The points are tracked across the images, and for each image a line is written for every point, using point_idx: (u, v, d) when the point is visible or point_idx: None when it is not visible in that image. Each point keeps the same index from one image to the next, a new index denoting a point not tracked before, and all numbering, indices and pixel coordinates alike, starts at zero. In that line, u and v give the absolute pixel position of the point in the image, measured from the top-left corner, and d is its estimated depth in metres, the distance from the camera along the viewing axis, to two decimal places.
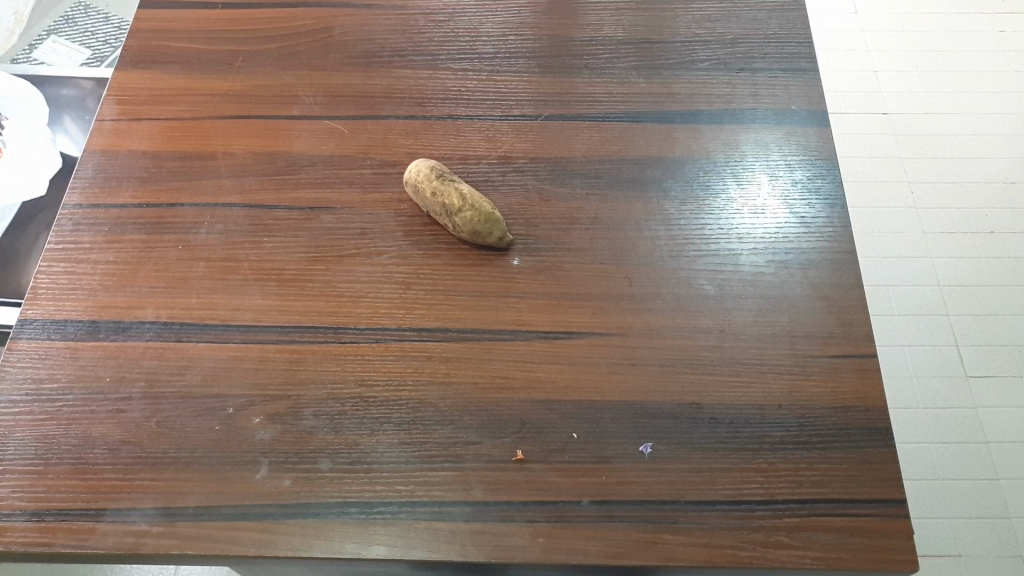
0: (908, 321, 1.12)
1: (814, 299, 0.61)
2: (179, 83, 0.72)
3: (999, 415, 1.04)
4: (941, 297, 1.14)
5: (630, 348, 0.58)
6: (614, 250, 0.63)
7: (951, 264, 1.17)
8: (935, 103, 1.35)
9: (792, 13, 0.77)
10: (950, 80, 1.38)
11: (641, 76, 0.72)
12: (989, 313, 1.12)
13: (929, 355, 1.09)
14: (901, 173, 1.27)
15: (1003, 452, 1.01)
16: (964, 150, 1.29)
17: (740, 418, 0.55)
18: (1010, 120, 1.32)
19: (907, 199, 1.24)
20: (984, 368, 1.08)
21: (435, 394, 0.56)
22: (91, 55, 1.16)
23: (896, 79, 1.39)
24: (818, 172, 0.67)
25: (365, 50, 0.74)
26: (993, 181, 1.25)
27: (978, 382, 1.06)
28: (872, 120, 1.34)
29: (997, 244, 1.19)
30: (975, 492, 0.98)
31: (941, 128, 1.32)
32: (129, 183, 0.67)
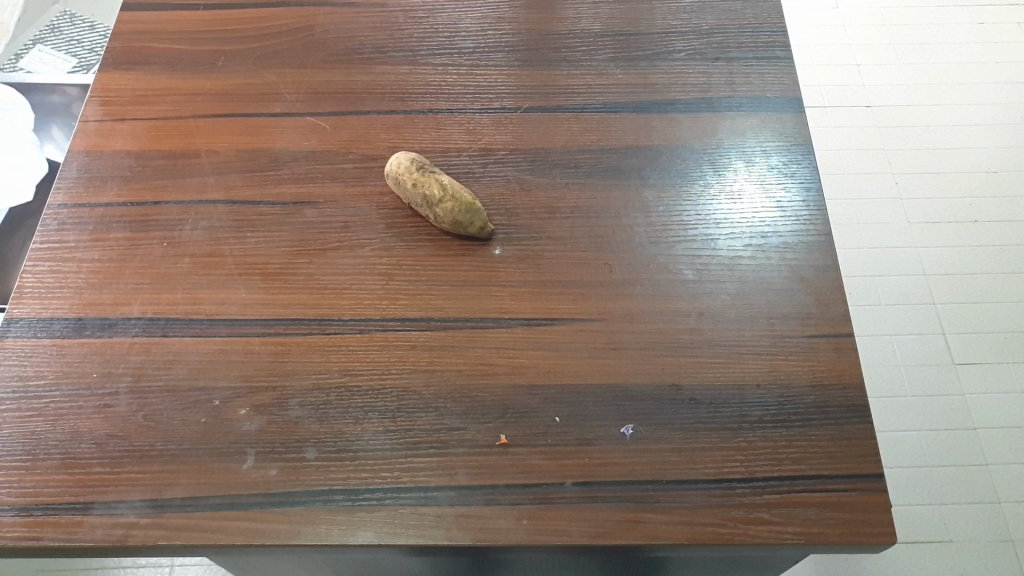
0: (893, 310, 1.13)
1: (792, 281, 0.61)
2: (163, 83, 0.73)
3: (986, 401, 1.05)
4: (926, 285, 1.15)
5: (611, 333, 0.59)
6: (595, 238, 0.63)
7: (935, 253, 1.18)
8: (916, 95, 1.37)
9: (766, 3, 0.78)
10: (930, 72, 1.40)
11: (618, 67, 0.73)
12: (974, 300, 1.13)
13: (915, 342, 1.10)
14: (884, 164, 1.28)
15: (990, 438, 1.02)
16: (946, 140, 1.31)
17: (720, 398, 0.56)
18: (991, 110, 1.34)
19: (890, 189, 1.26)
20: (970, 355, 1.09)
21: (419, 382, 0.57)
22: (78, 64, 1.17)
23: (878, 72, 1.40)
24: (795, 157, 0.67)
25: (346, 47, 0.75)
26: (975, 170, 1.27)
27: (963, 368, 1.07)
28: (854, 113, 1.35)
29: (980, 232, 1.20)
30: (964, 478, 0.99)
31: (923, 119, 1.33)
32: (113, 183, 0.67)
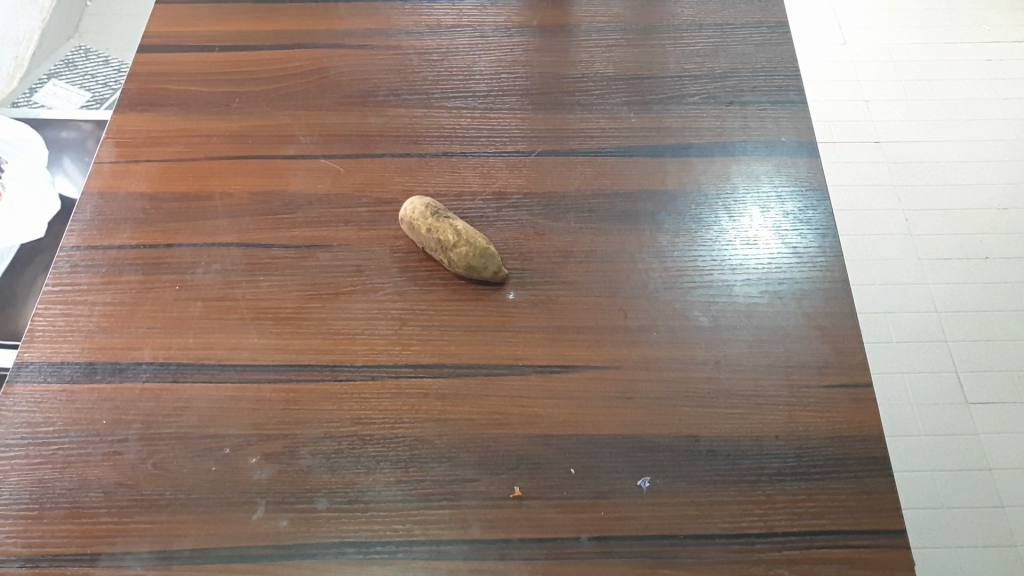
0: (907, 348, 1.12)
1: (808, 328, 0.61)
2: (178, 124, 0.73)
3: (1000, 441, 1.03)
4: (938, 323, 1.14)
5: (627, 382, 0.58)
6: (609, 283, 0.63)
7: (948, 290, 1.17)
8: (926, 134, 1.36)
9: (779, 47, 0.75)
10: (939, 109, 1.40)
11: (632, 111, 0.72)
12: (985, 337, 1.12)
13: (929, 381, 1.09)
14: (894, 202, 1.28)
15: (1003, 478, 1.00)
16: (956, 178, 1.30)
17: (738, 450, 0.55)
18: (999, 148, 1.33)
19: (902, 226, 1.25)
20: (983, 394, 1.07)
21: (431, 432, 0.56)
22: (92, 98, 1.18)
23: (888, 109, 1.40)
24: (810, 203, 0.67)
25: (360, 90, 0.74)
26: (985, 207, 1.26)
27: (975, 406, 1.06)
28: (865, 150, 1.35)
29: (993, 269, 1.19)
30: (981, 520, 0.97)
31: (933, 157, 1.33)
32: (127, 225, 0.67)
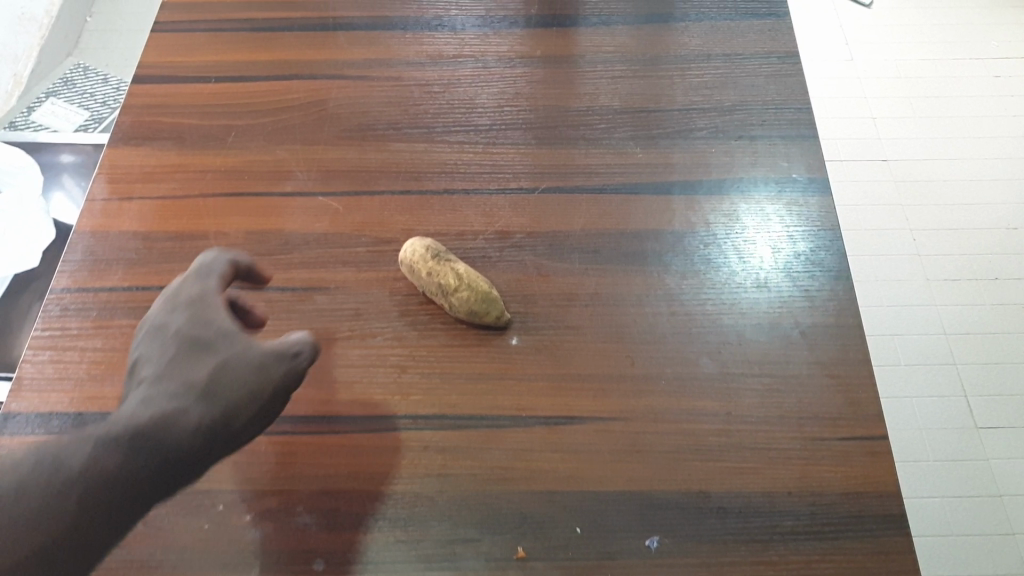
0: (916, 371, 1.08)
1: (822, 377, 0.58)
2: (172, 160, 0.71)
3: (1012, 466, 0.99)
4: (948, 345, 1.10)
5: (635, 434, 0.56)
6: (615, 328, 0.61)
7: (958, 312, 1.13)
8: (934, 154, 1.34)
9: (790, 78, 0.74)
10: (947, 127, 1.37)
11: (638, 146, 0.70)
12: (998, 360, 1.08)
13: (938, 405, 1.04)
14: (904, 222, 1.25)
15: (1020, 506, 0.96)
16: (965, 198, 1.27)
17: (749, 507, 0.53)
18: (1009, 167, 1.30)
19: (911, 248, 1.22)
20: (997, 418, 1.03)
21: (431, 488, 0.55)
22: (90, 117, 1.16)
23: (894, 127, 1.38)
24: (822, 244, 0.64)
25: (360, 123, 0.72)
26: (994, 227, 1.23)
27: (989, 431, 1.02)
28: (872, 168, 1.32)
29: (1004, 289, 1.15)
30: (991, 549, 0.93)
31: (941, 177, 1.30)
32: (118, 266, 0.65)
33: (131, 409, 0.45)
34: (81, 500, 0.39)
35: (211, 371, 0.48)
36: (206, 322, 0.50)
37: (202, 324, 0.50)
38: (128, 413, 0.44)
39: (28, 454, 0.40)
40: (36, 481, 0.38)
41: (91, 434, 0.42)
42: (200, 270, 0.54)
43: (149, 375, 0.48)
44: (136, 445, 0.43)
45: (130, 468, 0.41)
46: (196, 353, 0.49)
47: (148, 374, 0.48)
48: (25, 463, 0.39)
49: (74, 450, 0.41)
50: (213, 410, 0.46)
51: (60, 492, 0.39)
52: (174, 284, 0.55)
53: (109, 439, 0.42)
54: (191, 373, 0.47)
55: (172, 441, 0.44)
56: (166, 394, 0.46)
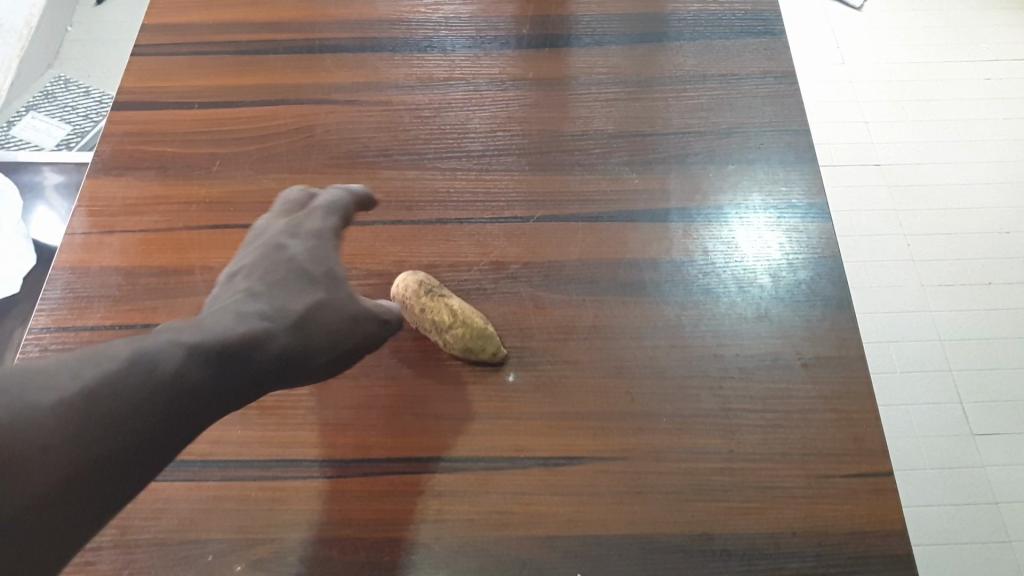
0: (911, 378, 0.99)
1: (826, 411, 0.57)
2: (155, 191, 0.69)
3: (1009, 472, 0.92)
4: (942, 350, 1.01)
5: (635, 474, 0.55)
6: (614, 362, 0.59)
7: (954, 317, 1.04)
8: (923, 152, 1.22)
9: (787, 99, 0.72)
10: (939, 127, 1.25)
11: (634, 171, 0.68)
12: (995, 367, 0.99)
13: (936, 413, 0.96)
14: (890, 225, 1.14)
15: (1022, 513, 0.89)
16: (955, 200, 1.16)
17: (753, 548, 0.52)
18: (1001, 166, 1.19)
19: (898, 251, 1.11)
20: (997, 424, 0.95)
21: (427, 534, 0.53)
22: (72, 131, 1.14)
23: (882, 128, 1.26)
24: (823, 272, 0.63)
25: (349, 150, 0.70)
26: (987, 232, 1.12)
27: (988, 437, 0.94)
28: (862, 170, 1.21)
29: (998, 295, 1.05)
30: (987, 559, 0.86)
31: (930, 176, 1.19)
32: (100, 303, 0.64)
33: (229, 317, 0.48)
34: (161, 408, 0.41)
35: (313, 308, 0.52)
36: (319, 262, 0.55)
37: (312, 263, 0.55)
38: (224, 320, 0.48)
39: (127, 347, 0.42)
40: (133, 375, 0.41)
41: (191, 334, 0.45)
42: (325, 206, 0.60)
43: (250, 288, 0.52)
44: (225, 359, 0.45)
45: (212, 385, 0.44)
46: (302, 286, 0.53)
47: (250, 288, 0.52)
48: (127, 356, 0.41)
49: (172, 349, 0.43)
50: (302, 340, 0.50)
51: (149, 395, 0.41)
52: (297, 213, 0.60)
53: (206, 350, 0.44)
54: (290, 302, 0.51)
55: (256, 362, 0.47)
56: (264, 312, 0.49)
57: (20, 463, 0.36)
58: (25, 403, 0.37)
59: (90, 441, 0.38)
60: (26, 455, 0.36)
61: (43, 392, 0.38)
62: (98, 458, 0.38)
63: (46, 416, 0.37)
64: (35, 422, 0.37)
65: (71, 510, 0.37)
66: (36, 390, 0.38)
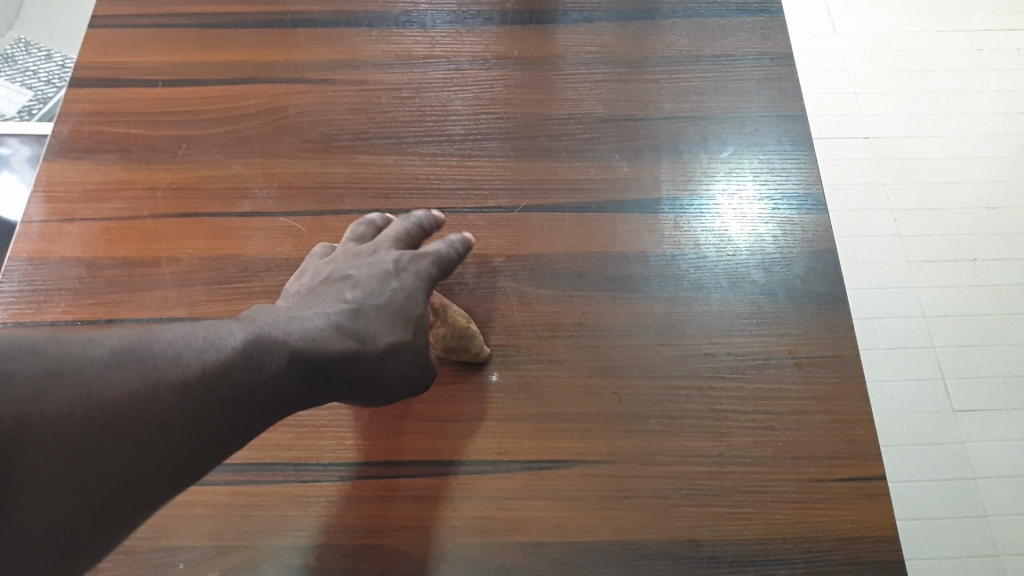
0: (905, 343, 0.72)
1: (819, 412, 0.56)
2: (118, 175, 0.66)
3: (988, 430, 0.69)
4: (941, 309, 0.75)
5: (622, 478, 0.53)
6: (602, 361, 0.57)
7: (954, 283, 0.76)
8: (909, 104, 0.89)
9: (783, 82, 0.69)
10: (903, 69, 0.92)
11: (623, 159, 0.65)
12: (982, 345, 0.73)
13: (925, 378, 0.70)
14: (873, 191, 0.82)
15: (1007, 491, 0.65)
16: (937, 166, 0.84)
17: (742, 555, 0.51)
18: (999, 125, 0.87)
19: (877, 221, 0.80)
20: (984, 399, 0.70)
21: (407, 540, 0.52)
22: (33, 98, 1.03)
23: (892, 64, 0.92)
24: (818, 267, 0.61)
25: (324, 133, 0.67)
26: (968, 204, 0.81)
27: (974, 415, 0.69)
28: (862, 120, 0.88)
29: (984, 269, 0.77)
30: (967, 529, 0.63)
31: (915, 134, 0.86)
32: (61, 296, 0.60)
33: (324, 320, 0.48)
34: (242, 415, 0.40)
35: (395, 344, 0.49)
36: (421, 286, 0.53)
37: (415, 293, 0.52)
38: (319, 322, 0.47)
39: (234, 339, 0.42)
40: (236, 375, 0.40)
41: (291, 337, 0.45)
42: (440, 246, 0.56)
43: (350, 298, 0.50)
44: (310, 372, 0.45)
45: (287, 396, 0.44)
46: (405, 306, 0.51)
47: (351, 304, 0.50)
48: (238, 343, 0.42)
49: (274, 352, 0.43)
50: (384, 365, 0.49)
51: (241, 401, 0.40)
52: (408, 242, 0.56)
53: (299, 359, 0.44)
54: (379, 335, 0.49)
55: (334, 377, 0.47)
56: (360, 328, 0.48)
57: (110, 450, 0.34)
58: (135, 382, 0.36)
59: (170, 443, 0.37)
60: (120, 442, 0.34)
61: (152, 373, 0.37)
62: (173, 457, 0.37)
63: (178, 380, 0.37)
64: (139, 406, 0.35)
65: (124, 507, 0.35)
66: (148, 369, 0.37)
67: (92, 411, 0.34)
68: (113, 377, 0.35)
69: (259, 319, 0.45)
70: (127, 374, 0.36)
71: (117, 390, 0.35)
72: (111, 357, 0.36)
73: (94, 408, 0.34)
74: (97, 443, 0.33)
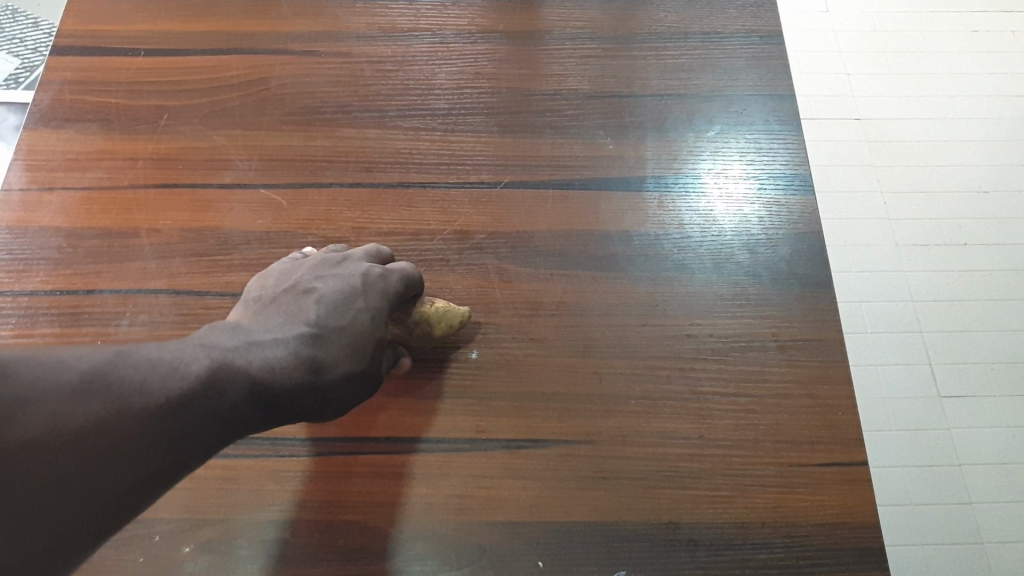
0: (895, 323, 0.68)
1: (801, 396, 0.55)
2: (98, 145, 0.65)
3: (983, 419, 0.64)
4: (941, 286, 0.70)
5: (601, 459, 0.53)
6: (583, 341, 0.57)
7: (953, 259, 0.72)
8: (901, 84, 0.83)
9: (771, 61, 0.68)
10: (903, 38, 0.87)
11: (609, 136, 0.64)
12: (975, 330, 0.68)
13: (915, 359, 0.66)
14: (857, 175, 0.77)
15: (992, 479, 0.61)
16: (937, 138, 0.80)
17: (721, 539, 0.51)
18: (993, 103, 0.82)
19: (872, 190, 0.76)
20: (970, 387, 0.65)
21: (384, 518, 0.51)
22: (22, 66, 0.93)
23: (895, 31, 0.88)
24: (801, 248, 0.61)
25: (306, 105, 0.66)
26: (959, 189, 0.76)
27: (960, 402, 0.64)
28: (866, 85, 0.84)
29: (973, 255, 0.72)
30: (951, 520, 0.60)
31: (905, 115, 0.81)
32: (40, 266, 0.60)
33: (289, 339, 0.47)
34: (201, 443, 0.41)
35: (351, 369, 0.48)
36: (388, 307, 0.52)
37: (382, 317, 0.51)
38: (284, 341, 0.46)
39: (198, 365, 0.42)
40: (194, 404, 0.41)
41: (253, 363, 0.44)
42: (407, 266, 0.54)
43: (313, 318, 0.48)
44: (270, 400, 0.45)
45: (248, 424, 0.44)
46: (371, 329, 0.50)
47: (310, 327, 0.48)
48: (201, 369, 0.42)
49: (235, 380, 0.43)
50: (345, 392, 0.48)
51: (198, 429, 0.41)
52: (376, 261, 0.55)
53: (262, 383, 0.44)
54: (338, 361, 0.47)
55: (298, 403, 0.46)
56: (324, 350, 0.47)
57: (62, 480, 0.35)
58: (92, 411, 0.36)
59: (123, 474, 0.37)
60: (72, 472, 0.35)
61: (108, 405, 0.37)
62: (135, 482, 0.38)
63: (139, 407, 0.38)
64: (92, 436, 0.36)
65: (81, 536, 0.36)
66: (105, 399, 0.37)
67: (43, 443, 0.35)
68: (67, 409, 0.36)
69: (224, 343, 0.45)
70: (87, 403, 0.36)
71: (70, 422, 0.36)
72: (72, 385, 0.37)
73: (46, 439, 0.35)
74: (50, 471, 0.35)
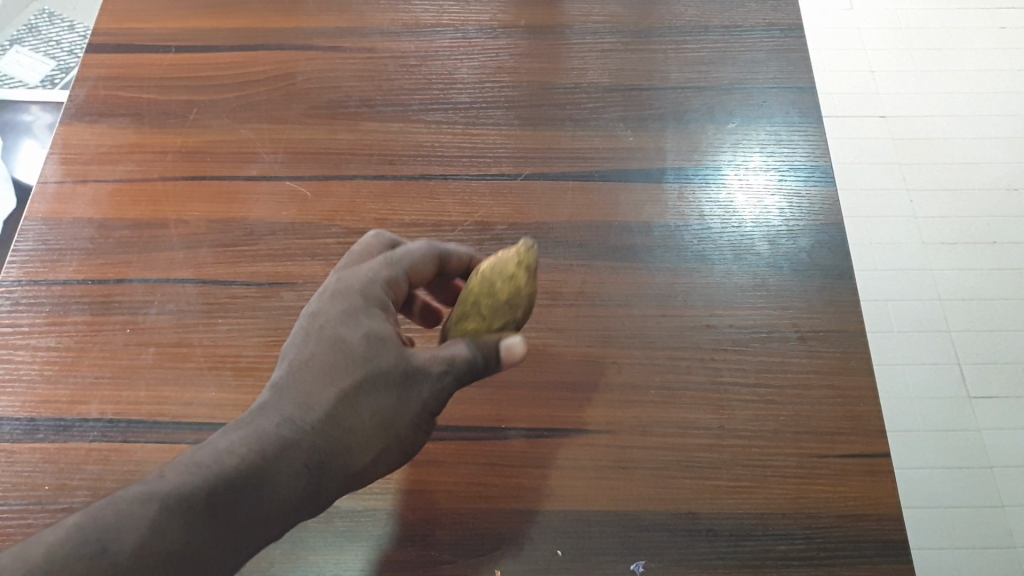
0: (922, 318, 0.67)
1: (822, 387, 0.55)
2: (129, 139, 0.66)
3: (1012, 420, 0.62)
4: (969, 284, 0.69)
5: (620, 449, 0.53)
6: (602, 330, 0.57)
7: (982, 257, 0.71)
8: (927, 79, 0.83)
9: (792, 54, 0.69)
10: (929, 34, 0.87)
11: (629, 128, 0.65)
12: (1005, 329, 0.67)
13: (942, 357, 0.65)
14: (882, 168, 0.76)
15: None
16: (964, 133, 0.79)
17: (740, 529, 0.51)
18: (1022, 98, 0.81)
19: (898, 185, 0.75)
20: (1001, 386, 0.64)
21: (405, 504, 0.52)
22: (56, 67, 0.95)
23: (921, 26, 0.87)
24: (823, 239, 0.60)
25: (330, 99, 0.67)
26: (988, 185, 0.75)
27: (990, 401, 0.63)
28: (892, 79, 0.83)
29: (1004, 252, 0.71)
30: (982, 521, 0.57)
31: (931, 111, 0.80)
32: (74, 256, 0.61)
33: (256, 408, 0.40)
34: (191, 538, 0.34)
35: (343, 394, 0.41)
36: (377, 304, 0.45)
37: (355, 323, 0.44)
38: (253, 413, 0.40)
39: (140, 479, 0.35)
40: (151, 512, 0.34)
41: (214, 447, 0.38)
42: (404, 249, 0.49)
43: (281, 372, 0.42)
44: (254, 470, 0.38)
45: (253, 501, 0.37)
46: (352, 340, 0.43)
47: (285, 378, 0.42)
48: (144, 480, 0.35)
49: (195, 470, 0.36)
50: (355, 415, 0.42)
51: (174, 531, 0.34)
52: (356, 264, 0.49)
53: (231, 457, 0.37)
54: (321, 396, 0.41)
55: (301, 458, 0.39)
56: (299, 397, 0.41)
57: None
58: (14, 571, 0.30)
59: None
60: None
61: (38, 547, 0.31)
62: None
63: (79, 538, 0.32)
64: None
65: None
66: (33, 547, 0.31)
67: None
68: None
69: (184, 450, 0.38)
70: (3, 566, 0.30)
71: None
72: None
73: None
74: None
